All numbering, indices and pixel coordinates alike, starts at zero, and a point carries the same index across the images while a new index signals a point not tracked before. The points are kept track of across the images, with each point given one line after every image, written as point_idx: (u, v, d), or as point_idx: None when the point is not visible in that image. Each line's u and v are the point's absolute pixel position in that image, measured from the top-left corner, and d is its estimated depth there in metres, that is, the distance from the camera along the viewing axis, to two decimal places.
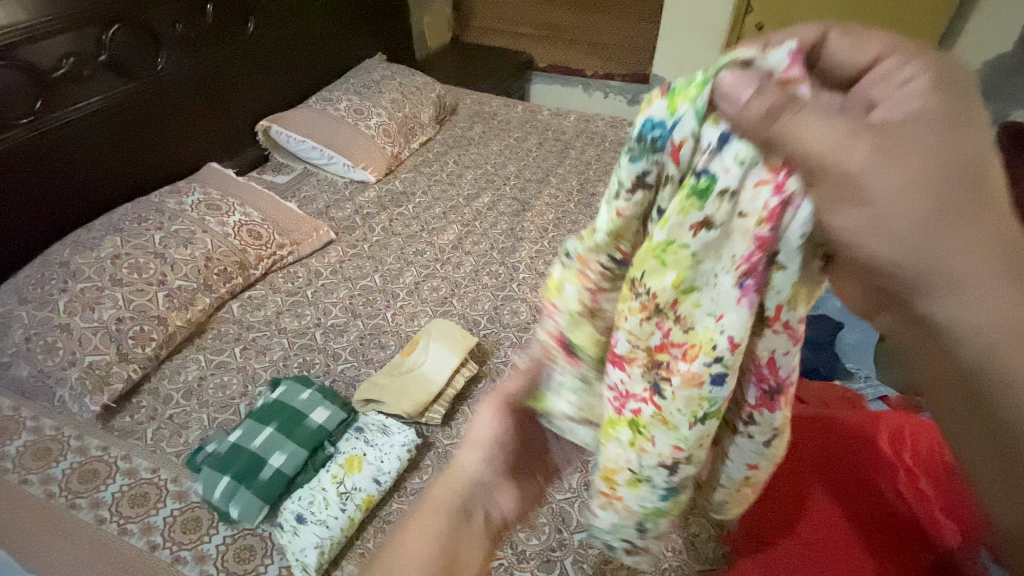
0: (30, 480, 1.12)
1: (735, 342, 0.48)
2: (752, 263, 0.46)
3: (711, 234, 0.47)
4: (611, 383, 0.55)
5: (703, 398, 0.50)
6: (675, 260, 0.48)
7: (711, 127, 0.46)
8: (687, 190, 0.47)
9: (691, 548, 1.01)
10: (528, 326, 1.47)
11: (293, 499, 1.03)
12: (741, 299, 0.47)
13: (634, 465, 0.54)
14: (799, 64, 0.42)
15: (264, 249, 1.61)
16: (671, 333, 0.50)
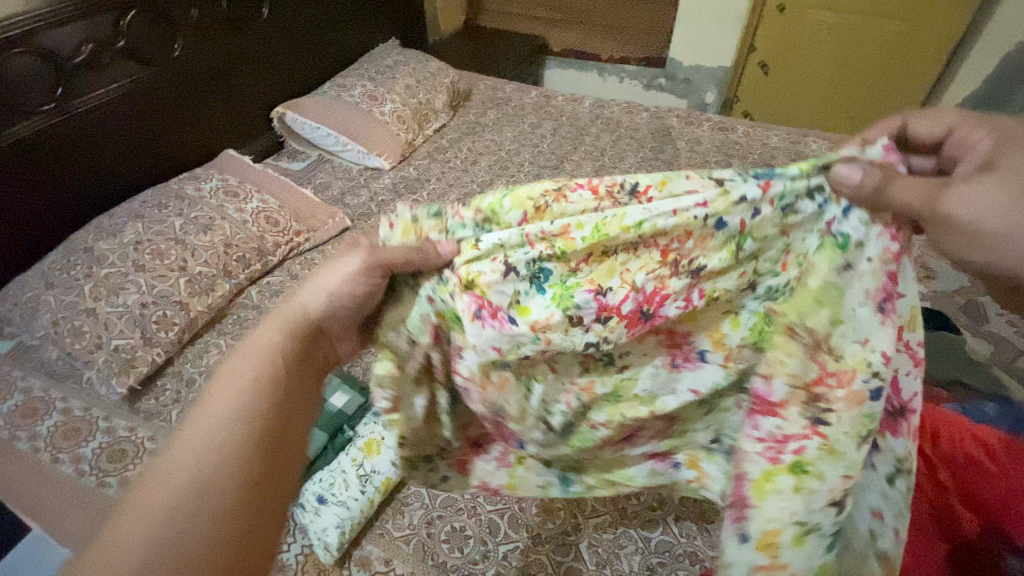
0: (61, 458, 1.15)
1: (888, 355, 0.62)
2: (885, 290, 0.62)
3: (849, 273, 0.64)
4: (770, 431, 0.69)
5: (866, 417, 0.64)
6: (829, 302, 0.65)
7: (834, 204, 0.64)
8: (830, 246, 0.64)
9: (707, 534, 1.02)
10: None
11: (314, 480, 1.06)
12: (884, 320, 0.63)
13: (804, 514, 0.65)
14: (893, 153, 0.63)
15: (281, 236, 1.64)
16: (827, 364, 0.65)
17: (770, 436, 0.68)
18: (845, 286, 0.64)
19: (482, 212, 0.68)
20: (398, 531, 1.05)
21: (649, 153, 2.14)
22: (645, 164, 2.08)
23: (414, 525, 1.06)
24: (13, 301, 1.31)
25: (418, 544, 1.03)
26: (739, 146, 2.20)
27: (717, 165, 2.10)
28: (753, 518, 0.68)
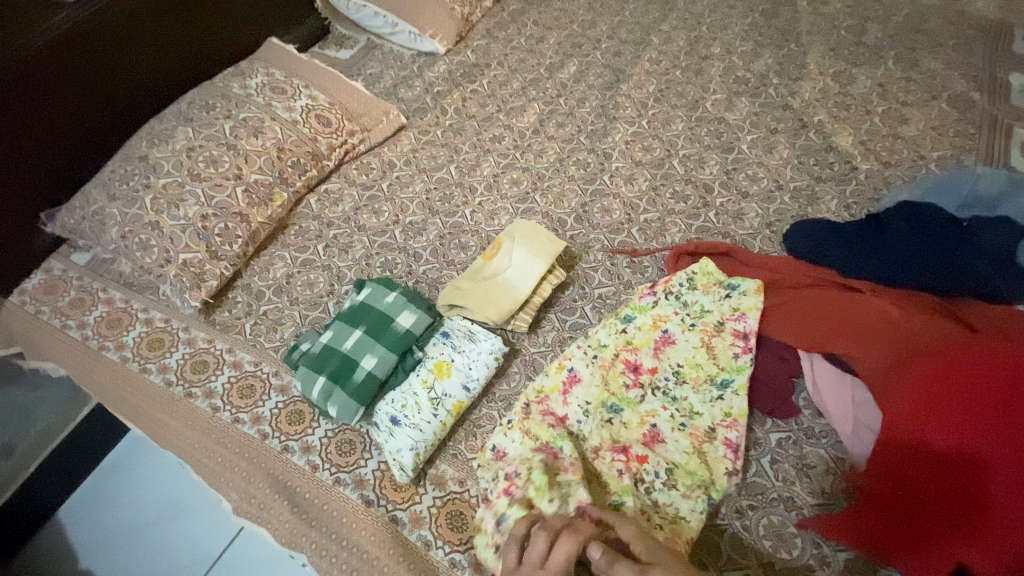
0: (149, 367, 1.21)
1: (731, 332, 1.06)
2: (744, 343, 1.04)
3: (733, 348, 1.04)
4: (641, 364, 1.06)
5: (647, 336, 1.09)
6: (706, 366, 1.03)
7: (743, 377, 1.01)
8: (712, 400, 1.00)
9: (805, 480, 0.92)
10: (622, 227, 1.32)
11: (387, 400, 1.04)
12: (744, 351, 1.03)
13: (619, 325, 1.11)
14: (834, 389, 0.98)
15: (334, 138, 1.51)
16: (649, 355, 1.06)
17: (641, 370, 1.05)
18: (712, 360, 1.04)
19: (643, 388, 1.03)
20: (471, 452, 1.03)
21: (757, 21, 1.75)
22: (754, 33, 1.72)
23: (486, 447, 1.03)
24: (82, 214, 1.34)
25: None
26: (877, 6, 1.74)
27: (848, 33, 1.68)
28: (607, 354, 1.07)
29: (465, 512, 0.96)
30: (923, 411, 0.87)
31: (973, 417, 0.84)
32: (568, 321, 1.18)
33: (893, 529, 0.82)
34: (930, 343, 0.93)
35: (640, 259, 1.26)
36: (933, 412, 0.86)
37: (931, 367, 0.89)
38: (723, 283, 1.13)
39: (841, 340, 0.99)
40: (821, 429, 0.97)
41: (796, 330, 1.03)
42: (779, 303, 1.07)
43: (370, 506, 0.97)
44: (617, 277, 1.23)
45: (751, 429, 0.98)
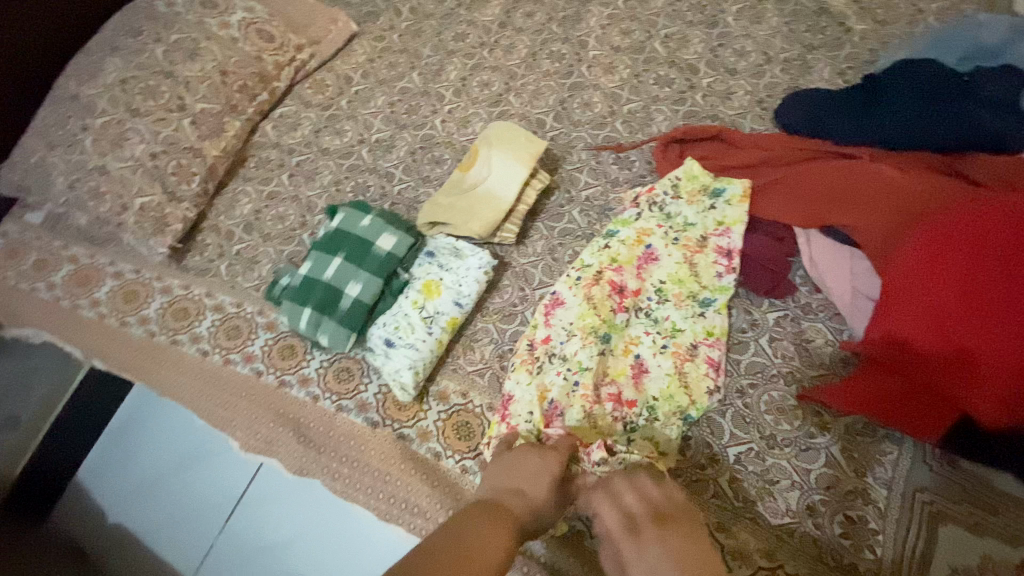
0: (129, 321, 1.16)
1: (715, 248, 1.00)
2: (727, 263, 0.98)
3: (714, 265, 0.98)
4: (626, 286, 0.99)
5: (628, 258, 1.01)
6: (690, 285, 0.98)
7: (723, 297, 0.96)
8: (697, 320, 0.95)
9: (804, 355, 0.93)
10: (604, 121, 1.24)
11: (378, 325, 1.01)
12: (727, 272, 0.97)
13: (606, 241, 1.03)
14: (825, 257, 0.96)
15: (281, 55, 1.37)
16: (633, 274, 0.99)
17: (626, 293, 0.98)
18: (695, 276, 0.98)
19: (631, 309, 0.98)
20: (471, 365, 1.02)
21: None
22: None
23: (486, 359, 1.02)
24: (21, 167, 1.23)
25: (493, 378, 1.00)
26: None
27: None
28: (597, 272, 1.00)
29: (471, 422, 0.97)
30: (938, 290, 0.82)
31: (980, 275, 0.80)
32: (556, 227, 1.13)
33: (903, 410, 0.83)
34: (929, 204, 0.90)
35: (626, 153, 1.19)
36: (933, 282, 0.83)
37: (933, 229, 0.86)
38: (708, 192, 1.05)
39: (835, 212, 0.96)
40: (819, 304, 0.96)
41: (789, 211, 0.99)
42: (772, 181, 1.03)
43: (377, 427, 0.97)
44: (604, 175, 1.17)
45: (749, 312, 0.97)
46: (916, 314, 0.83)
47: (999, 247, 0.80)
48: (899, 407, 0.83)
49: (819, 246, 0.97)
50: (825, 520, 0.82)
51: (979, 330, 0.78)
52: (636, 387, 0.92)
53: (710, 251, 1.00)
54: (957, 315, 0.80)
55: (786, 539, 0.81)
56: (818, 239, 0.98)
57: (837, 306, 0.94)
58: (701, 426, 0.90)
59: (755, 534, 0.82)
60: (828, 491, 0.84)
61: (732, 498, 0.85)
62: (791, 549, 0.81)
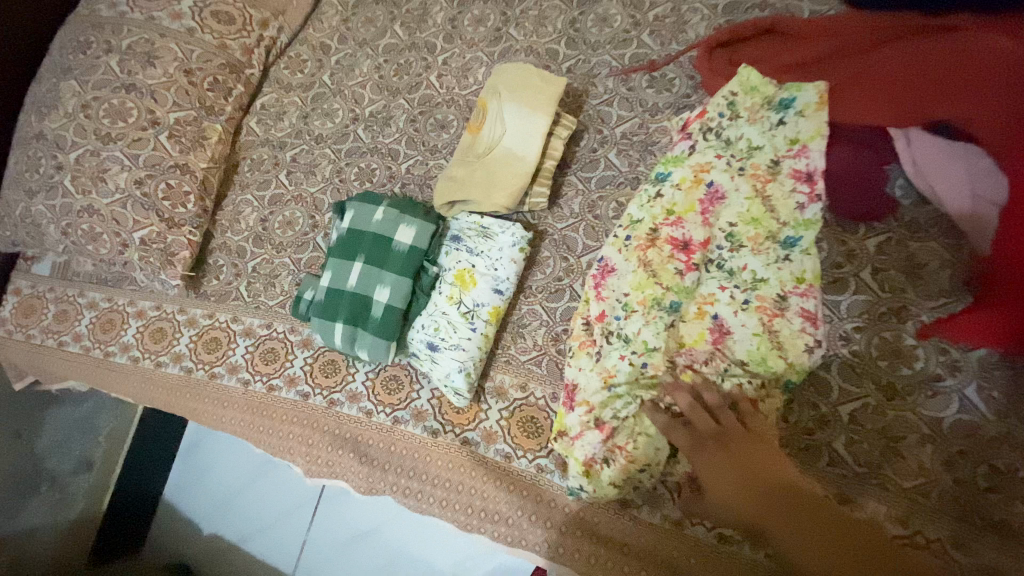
0: (163, 360, 1.11)
1: (793, 172, 0.82)
2: (810, 190, 0.81)
3: (794, 195, 0.82)
4: (690, 238, 0.84)
5: (689, 206, 0.85)
6: (767, 224, 0.82)
7: (810, 233, 0.80)
8: (781, 265, 0.80)
9: (916, 283, 0.78)
10: (627, 37, 1.03)
11: (417, 328, 0.91)
12: (811, 202, 0.80)
13: (656, 187, 0.89)
14: (935, 159, 0.77)
15: (246, 36, 1.21)
16: (697, 222, 0.85)
17: (691, 246, 0.84)
18: (772, 212, 0.82)
19: (699, 264, 0.84)
20: (525, 354, 0.92)
21: None
22: None
23: (540, 345, 0.92)
24: (12, 221, 1.15)
25: (552, 364, 0.91)
26: None
27: None
28: (651, 225, 0.87)
29: (538, 416, 0.88)
30: None
31: None
32: (593, 179, 0.98)
33: None
34: None
35: (661, 72, 0.99)
36: None
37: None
38: (773, 104, 0.86)
39: (938, 101, 0.78)
40: (927, 219, 0.79)
41: (877, 111, 0.81)
42: (849, 78, 0.84)
43: (438, 436, 0.90)
44: (638, 104, 0.99)
45: (841, 243, 0.81)
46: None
47: None
48: None
49: (924, 145, 0.78)
50: (966, 475, 0.70)
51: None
52: (718, 355, 0.80)
53: (787, 179, 0.82)
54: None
55: (922, 499, 0.71)
56: (921, 137, 0.79)
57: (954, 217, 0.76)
58: (802, 386, 0.78)
59: (884, 500, 0.72)
60: (967, 440, 0.71)
61: (852, 463, 0.74)
62: (927, 511, 0.71)
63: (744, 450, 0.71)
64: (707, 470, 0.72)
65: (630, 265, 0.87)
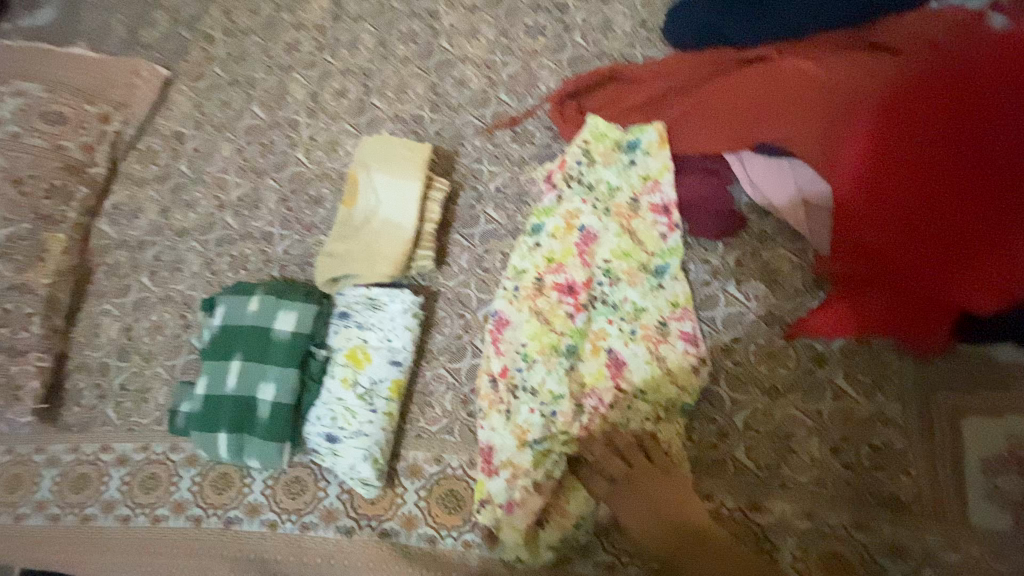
0: (21, 513, 0.95)
1: (650, 207, 0.90)
2: (667, 222, 0.88)
3: (657, 228, 0.88)
4: (572, 280, 0.88)
5: (567, 252, 0.89)
6: (637, 257, 0.87)
7: (674, 259, 0.87)
8: (656, 292, 0.86)
9: (778, 288, 0.84)
10: (486, 96, 1.08)
11: (313, 421, 0.85)
12: (670, 232, 0.87)
13: (535, 237, 0.91)
14: (766, 177, 0.86)
15: (87, 134, 1.12)
16: (576, 264, 0.88)
17: (575, 287, 0.87)
18: (639, 245, 0.88)
19: (586, 303, 0.86)
20: (435, 424, 0.88)
21: None
22: None
23: (449, 411, 0.89)
24: None
25: (464, 429, 0.88)
26: None
27: None
28: (536, 274, 0.89)
29: (458, 488, 0.84)
30: (897, 183, 0.74)
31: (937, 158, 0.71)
32: (475, 234, 0.98)
33: (891, 318, 0.76)
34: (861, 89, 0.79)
35: (522, 126, 1.04)
36: (887, 178, 0.74)
37: (867, 122, 0.77)
38: (623, 147, 0.94)
39: (760, 124, 0.85)
40: (773, 229, 0.88)
41: (713, 139, 0.88)
42: (686, 112, 0.92)
43: (353, 534, 0.84)
44: (506, 158, 1.02)
45: (706, 262, 0.88)
46: (875, 219, 0.75)
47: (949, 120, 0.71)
48: (881, 316, 0.76)
49: (756, 165, 0.87)
50: (852, 459, 0.75)
51: (946, 219, 0.71)
52: (618, 388, 0.82)
53: (646, 214, 0.89)
54: (919, 209, 0.72)
55: (820, 490, 0.75)
56: (753, 159, 0.88)
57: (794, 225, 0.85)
58: (698, 402, 0.82)
59: (788, 499, 0.75)
60: (846, 425, 0.77)
61: (753, 468, 0.78)
62: (828, 499, 0.74)
63: (645, 477, 0.77)
64: (619, 501, 0.77)
65: (523, 316, 0.87)
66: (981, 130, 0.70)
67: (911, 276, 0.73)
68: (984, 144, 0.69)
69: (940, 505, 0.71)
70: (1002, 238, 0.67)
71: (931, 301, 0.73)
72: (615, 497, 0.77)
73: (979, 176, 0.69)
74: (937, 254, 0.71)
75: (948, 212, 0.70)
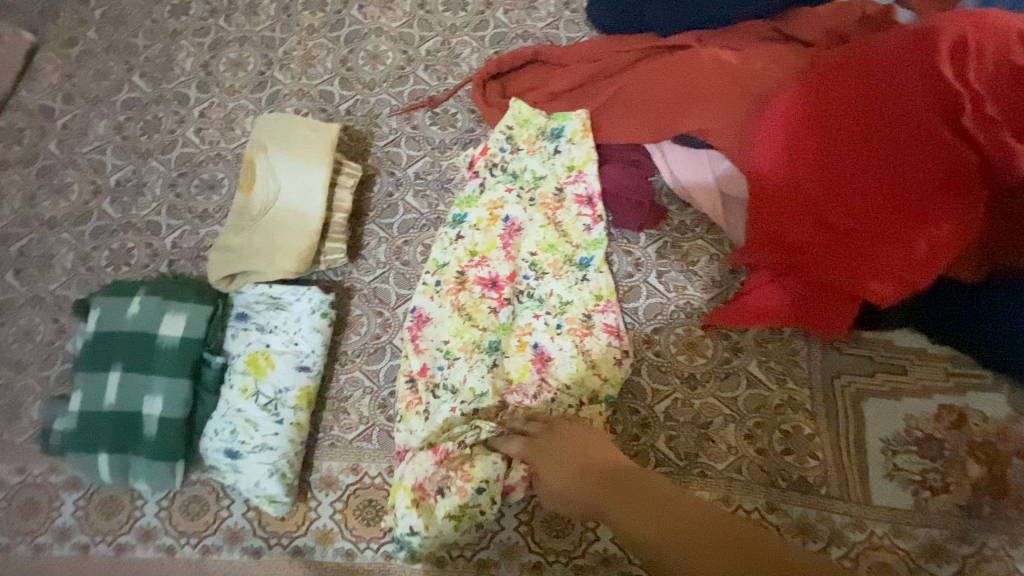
0: None
1: (576, 196, 0.87)
2: (592, 213, 0.86)
3: (582, 220, 0.86)
4: (496, 274, 0.84)
5: (490, 244, 0.85)
6: (562, 250, 0.85)
7: (599, 251, 0.85)
8: (581, 285, 0.84)
9: (699, 279, 0.85)
10: (403, 73, 1.00)
11: (210, 436, 0.76)
12: (595, 223, 0.86)
13: (454, 229, 0.86)
14: (685, 168, 0.86)
15: None
16: (500, 257, 0.84)
17: (498, 281, 0.83)
18: (564, 236, 0.85)
19: (510, 298, 0.83)
20: (351, 431, 0.83)
21: None
22: None
23: (366, 417, 0.83)
24: None
25: (383, 434, 0.82)
26: None
27: None
28: (456, 268, 0.84)
29: (377, 497, 0.79)
30: (805, 175, 0.74)
31: (843, 151, 0.71)
32: (394, 224, 0.91)
33: (798, 307, 0.78)
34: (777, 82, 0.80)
35: (442, 107, 0.97)
36: (797, 170, 0.74)
37: (782, 109, 0.76)
38: (546, 134, 0.90)
39: (682, 112, 0.84)
40: (694, 219, 0.88)
41: (636, 128, 0.87)
42: (609, 99, 0.89)
43: (263, 556, 0.77)
44: (425, 141, 0.95)
45: (629, 253, 0.87)
46: (784, 211, 0.76)
47: (857, 113, 0.70)
48: (791, 305, 0.78)
49: (676, 156, 0.87)
50: (766, 444, 0.78)
51: (853, 208, 0.70)
52: (545, 384, 0.80)
53: (571, 204, 0.87)
54: (827, 199, 0.72)
55: (737, 476, 0.77)
56: (673, 150, 0.87)
57: (713, 217, 0.86)
58: (621, 395, 0.81)
59: (707, 487, 0.76)
60: (760, 412, 0.79)
61: (676, 459, 0.78)
62: (746, 484, 0.76)
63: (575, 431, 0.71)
64: (544, 459, 0.69)
65: (442, 313, 0.83)
66: (887, 124, 0.68)
67: (815, 268, 0.74)
68: (889, 139, 0.67)
69: (844, 486, 0.75)
70: (905, 223, 0.66)
71: (833, 293, 0.74)
72: (538, 457, 0.69)
73: (881, 166, 0.68)
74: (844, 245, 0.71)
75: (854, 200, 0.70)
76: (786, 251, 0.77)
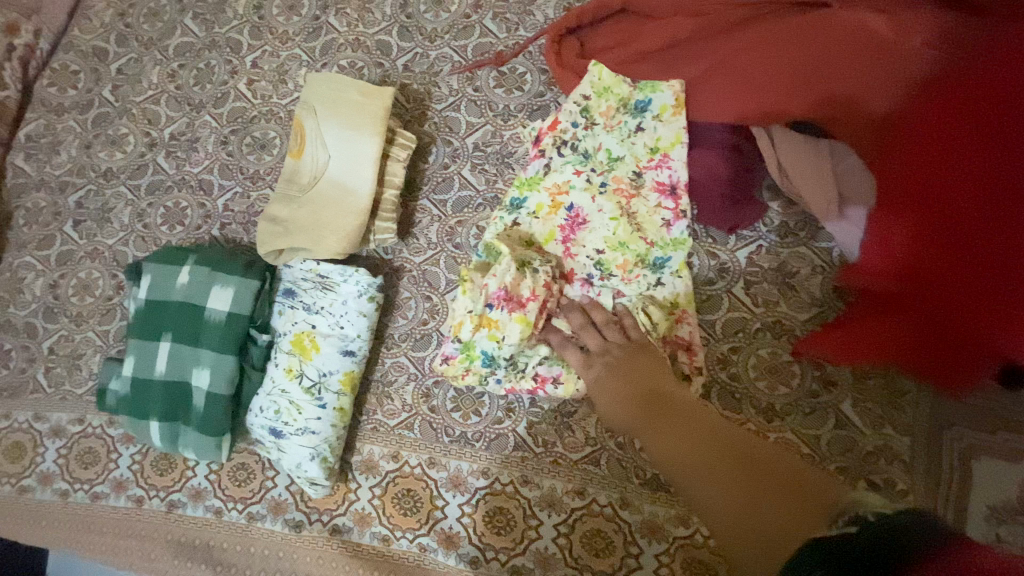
0: None
1: (656, 184, 0.75)
2: (673, 207, 0.74)
3: (659, 215, 0.75)
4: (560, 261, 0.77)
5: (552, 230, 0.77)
6: (635, 248, 0.74)
7: (677, 253, 0.74)
8: (652, 288, 0.74)
9: (790, 295, 0.73)
10: (468, 22, 0.87)
11: (256, 412, 0.76)
12: (676, 219, 0.74)
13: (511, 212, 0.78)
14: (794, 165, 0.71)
15: None
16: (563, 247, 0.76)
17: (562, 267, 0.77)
18: (637, 231, 0.75)
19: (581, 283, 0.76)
20: (394, 418, 0.80)
21: None
22: None
23: (409, 404, 0.80)
24: None
25: (425, 424, 0.79)
26: None
27: None
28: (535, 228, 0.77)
29: (415, 489, 0.78)
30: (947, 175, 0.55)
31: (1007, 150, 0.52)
32: (448, 201, 0.84)
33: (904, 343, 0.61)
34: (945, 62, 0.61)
35: (510, 66, 0.85)
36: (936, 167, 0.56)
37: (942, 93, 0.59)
38: (629, 107, 0.77)
39: (801, 93, 0.69)
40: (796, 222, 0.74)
41: (739, 108, 0.72)
42: (710, 70, 0.74)
43: (303, 530, 0.78)
44: (488, 106, 0.85)
45: (712, 256, 0.76)
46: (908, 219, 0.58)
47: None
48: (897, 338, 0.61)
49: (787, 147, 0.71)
50: None
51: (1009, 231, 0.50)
52: None
53: (650, 194, 0.75)
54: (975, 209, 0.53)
55: None
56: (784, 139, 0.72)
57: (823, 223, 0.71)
58: None
59: None
60: (844, 456, 0.69)
61: None
62: None
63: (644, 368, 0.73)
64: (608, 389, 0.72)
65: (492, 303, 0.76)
66: None
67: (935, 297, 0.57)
68: None
69: None
70: None
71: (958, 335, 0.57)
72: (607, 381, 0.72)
73: None
74: (972, 280, 0.53)
75: (1005, 222, 0.51)
76: (902, 271, 0.60)
